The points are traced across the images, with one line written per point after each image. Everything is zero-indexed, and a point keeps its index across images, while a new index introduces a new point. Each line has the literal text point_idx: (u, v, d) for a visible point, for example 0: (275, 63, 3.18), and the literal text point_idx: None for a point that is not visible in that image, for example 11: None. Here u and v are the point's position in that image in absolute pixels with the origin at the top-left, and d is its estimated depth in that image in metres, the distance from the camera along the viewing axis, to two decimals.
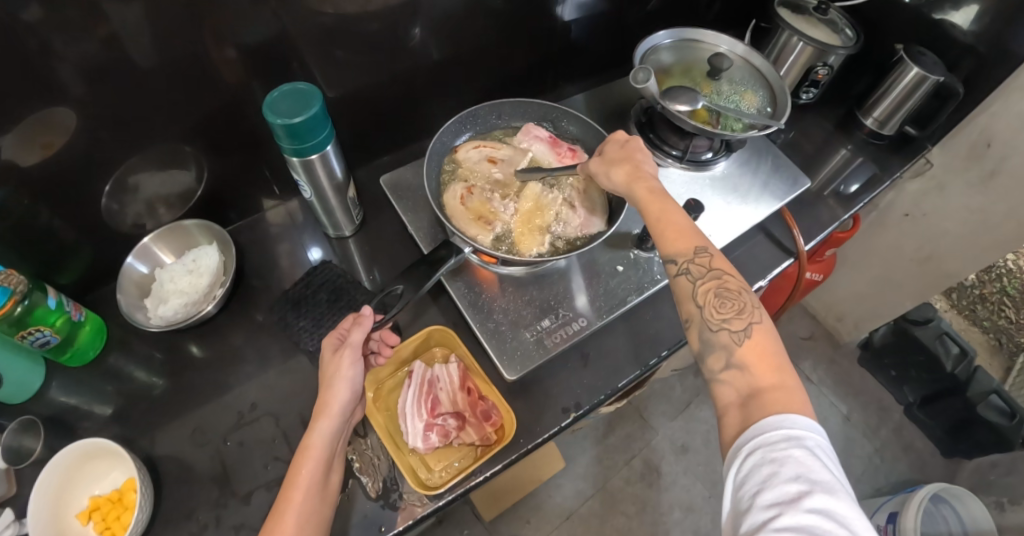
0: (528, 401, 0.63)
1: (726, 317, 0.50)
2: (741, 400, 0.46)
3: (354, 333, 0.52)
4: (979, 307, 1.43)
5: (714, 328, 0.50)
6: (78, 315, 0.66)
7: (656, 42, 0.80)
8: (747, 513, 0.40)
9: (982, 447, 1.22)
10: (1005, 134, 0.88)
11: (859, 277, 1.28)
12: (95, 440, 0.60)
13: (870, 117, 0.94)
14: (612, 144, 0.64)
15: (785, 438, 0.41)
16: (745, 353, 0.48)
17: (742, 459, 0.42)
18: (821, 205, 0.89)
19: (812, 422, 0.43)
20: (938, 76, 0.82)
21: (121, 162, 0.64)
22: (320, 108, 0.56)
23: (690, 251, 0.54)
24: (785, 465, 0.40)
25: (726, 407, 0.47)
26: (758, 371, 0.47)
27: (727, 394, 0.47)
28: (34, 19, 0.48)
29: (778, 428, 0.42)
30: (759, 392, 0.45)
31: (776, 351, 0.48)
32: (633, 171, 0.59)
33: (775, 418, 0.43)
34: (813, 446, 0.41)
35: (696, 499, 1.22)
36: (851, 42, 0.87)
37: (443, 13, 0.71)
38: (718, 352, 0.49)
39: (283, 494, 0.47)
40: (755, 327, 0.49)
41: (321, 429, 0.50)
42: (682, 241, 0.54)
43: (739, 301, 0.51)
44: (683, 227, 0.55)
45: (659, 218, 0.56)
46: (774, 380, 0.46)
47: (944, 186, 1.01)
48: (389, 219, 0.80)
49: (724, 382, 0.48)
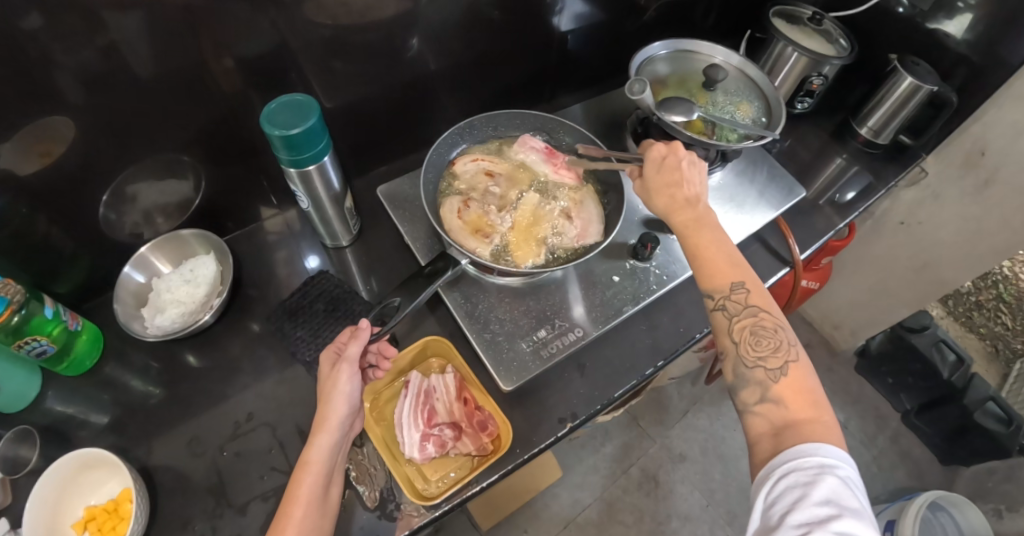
0: (524, 412, 0.63)
1: (761, 354, 0.51)
2: (774, 429, 0.47)
3: (351, 346, 0.52)
4: (975, 314, 1.43)
5: (749, 365, 0.51)
6: (75, 325, 0.66)
7: (651, 53, 0.81)
8: (776, 529, 0.41)
9: (979, 454, 1.22)
10: (998, 143, 0.89)
11: (855, 285, 1.28)
12: (92, 450, 0.59)
13: (864, 127, 0.94)
14: (651, 165, 0.62)
15: (818, 464, 0.42)
16: (781, 389, 0.49)
17: (774, 479, 0.43)
18: (816, 214, 0.90)
19: (845, 455, 0.44)
20: (932, 86, 0.83)
21: (120, 171, 0.64)
22: (316, 120, 0.57)
23: (726, 288, 0.54)
24: (818, 488, 0.41)
25: (759, 436, 0.48)
26: (794, 404, 0.48)
27: (758, 424, 0.48)
28: (34, 27, 0.48)
29: (811, 454, 0.43)
30: (794, 423, 0.47)
31: (813, 390, 0.49)
32: (672, 200, 0.59)
33: (809, 446, 0.44)
34: (844, 476, 0.42)
35: (693, 508, 1.22)
36: (845, 52, 0.87)
37: (441, 24, 0.71)
38: (753, 386, 0.50)
39: (282, 509, 0.47)
40: (791, 366, 0.50)
41: (319, 444, 0.50)
42: (721, 276, 0.54)
43: (774, 340, 0.51)
44: (723, 260, 0.55)
45: (699, 252, 0.56)
46: (810, 414, 0.47)
47: (938, 194, 1.01)
48: (386, 229, 0.80)
49: (757, 413, 0.49)
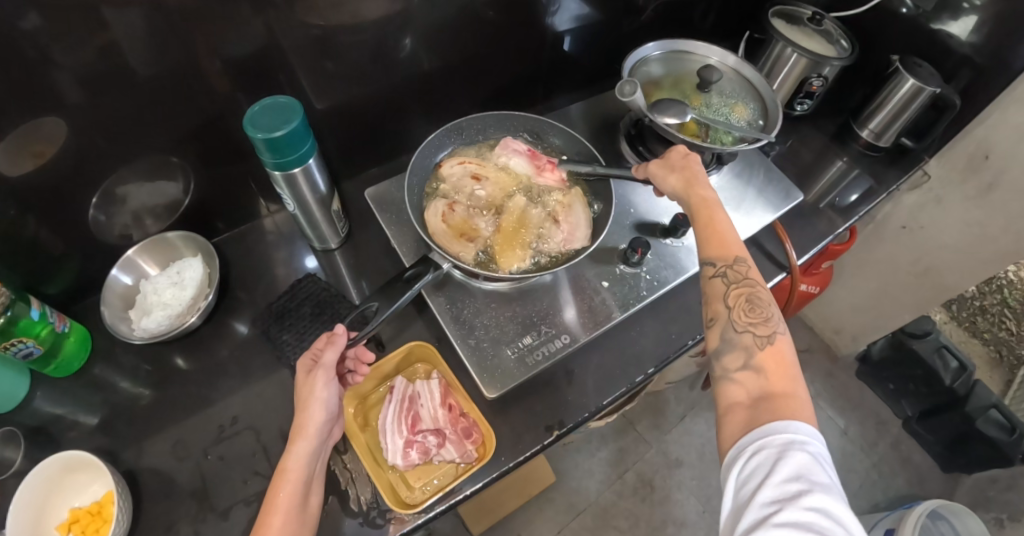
0: (509, 418, 0.62)
1: (752, 323, 0.51)
2: (751, 399, 0.46)
3: (327, 353, 0.52)
4: (979, 319, 1.41)
5: (738, 329, 0.51)
6: (63, 326, 0.66)
7: (645, 53, 0.80)
8: (747, 508, 0.40)
9: (981, 462, 1.20)
10: (1002, 147, 0.87)
11: (857, 289, 1.27)
12: (77, 453, 0.59)
13: (865, 129, 0.93)
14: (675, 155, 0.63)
15: (788, 440, 0.41)
16: (764, 358, 0.48)
17: (744, 457, 0.42)
18: (814, 218, 0.88)
19: (814, 430, 0.43)
20: (934, 88, 0.81)
21: (109, 173, 0.64)
22: (300, 122, 0.56)
23: (730, 258, 0.55)
24: (788, 464, 0.40)
25: (734, 404, 0.47)
26: (773, 375, 0.47)
27: (736, 392, 0.47)
28: (31, 27, 0.48)
29: (781, 431, 0.42)
30: (771, 394, 0.45)
31: (791, 364, 0.49)
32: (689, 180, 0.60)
33: (780, 423, 0.43)
34: (814, 451, 0.41)
35: (689, 514, 1.21)
36: (846, 53, 0.86)
37: (434, 25, 0.71)
38: (737, 352, 0.49)
39: (261, 519, 0.46)
40: (777, 337, 0.50)
41: (297, 452, 0.49)
42: (726, 247, 0.55)
43: (768, 311, 0.51)
44: (729, 236, 0.56)
45: (711, 223, 0.57)
46: (787, 386, 0.46)
47: (941, 198, 0.99)
48: (377, 232, 0.80)
49: (736, 380, 0.48)
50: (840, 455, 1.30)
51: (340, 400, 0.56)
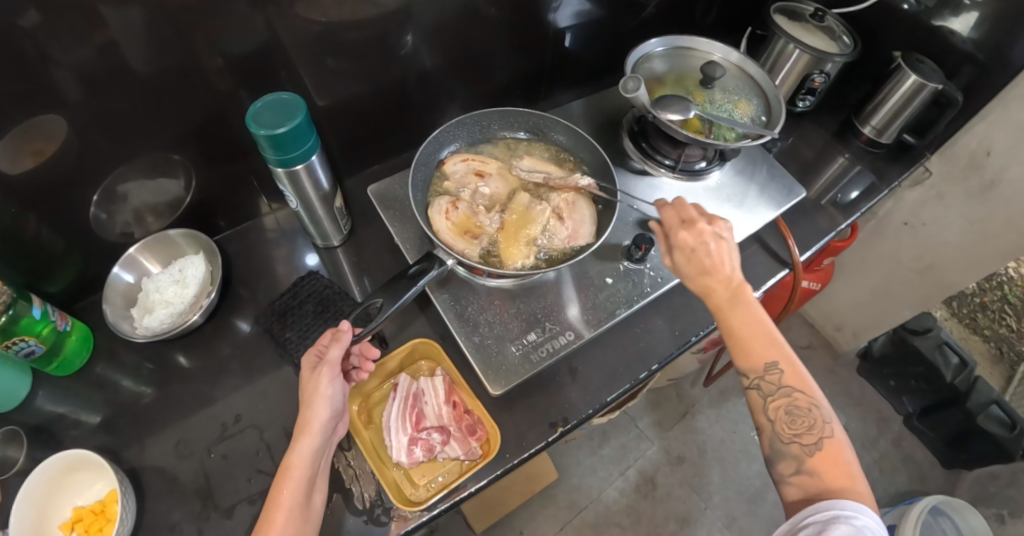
0: (514, 415, 0.62)
1: (797, 432, 0.51)
2: (809, 500, 0.48)
3: (332, 349, 0.52)
4: (979, 316, 1.42)
5: (784, 441, 0.51)
6: (64, 325, 0.66)
7: (648, 50, 0.79)
8: None
9: (981, 459, 1.20)
10: (1003, 143, 0.87)
11: (858, 286, 1.27)
12: (79, 452, 0.59)
13: (867, 126, 0.93)
14: (681, 253, 0.59)
15: (833, 514, 0.44)
16: (817, 463, 0.49)
17: (793, 533, 0.45)
18: (817, 215, 0.88)
19: (865, 508, 0.44)
20: (936, 84, 0.81)
21: (110, 171, 0.63)
22: (304, 119, 0.56)
23: (761, 367, 0.53)
24: (829, 534, 0.42)
25: (794, 506, 0.49)
26: (829, 475, 0.48)
27: (794, 496, 0.49)
28: (31, 24, 0.48)
29: (827, 507, 0.44)
30: (828, 492, 0.47)
31: (849, 461, 0.49)
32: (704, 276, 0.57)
33: (827, 501, 0.45)
34: (862, 524, 0.43)
35: (691, 511, 1.21)
36: (849, 50, 0.86)
37: (436, 22, 0.70)
38: (789, 459, 0.51)
39: (264, 518, 0.46)
40: (827, 441, 0.50)
41: (301, 449, 0.49)
42: (754, 356, 0.54)
43: (811, 417, 0.51)
44: (759, 338, 0.54)
45: (730, 329, 0.55)
46: (844, 485, 0.47)
47: (942, 195, 0.99)
48: (378, 229, 0.80)
49: (794, 483, 0.50)
50: None
51: (345, 397, 0.56)
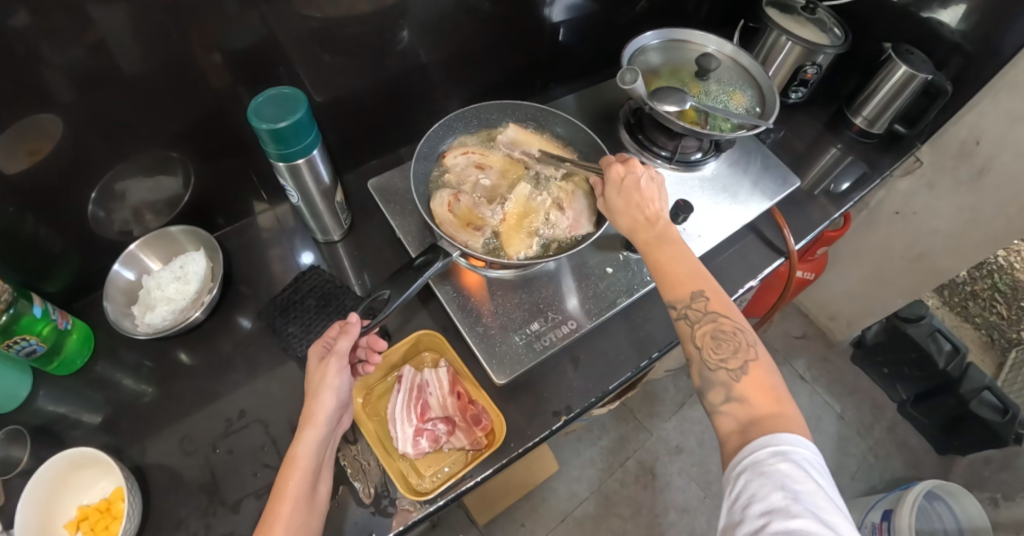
0: (518, 405, 0.62)
1: (723, 357, 0.51)
2: (741, 428, 0.47)
3: (340, 341, 0.52)
4: (970, 303, 1.44)
5: (712, 368, 0.51)
6: (65, 323, 0.66)
7: (643, 43, 0.80)
8: (742, 523, 0.42)
9: (974, 444, 1.22)
10: (993, 132, 0.88)
11: (851, 275, 1.28)
12: (84, 449, 0.58)
13: (859, 117, 0.94)
14: (611, 187, 0.60)
15: (772, 453, 0.43)
16: (744, 388, 0.49)
17: (736, 478, 0.44)
18: (811, 204, 0.89)
19: (801, 438, 0.44)
20: (926, 74, 0.83)
21: (109, 168, 0.63)
22: (305, 113, 0.56)
23: (686, 295, 0.54)
24: (772, 477, 0.42)
25: (727, 435, 0.48)
26: (757, 401, 0.48)
27: (726, 423, 0.48)
28: (24, 23, 0.48)
29: (765, 446, 0.44)
30: (759, 420, 0.47)
31: (775, 385, 0.49)
32: (630, 211, 0.59)
33: (765, 438, 0.45)
34: (800, 459, 0.43)
35: (691, 500, 1.22)
36: (839, 41, 0.87)
37: (432, 17, 0.71)
38: (717, 387, 0.50)
39: (270, 506, 0.46)
40: (752, 364, 0.50)
41: (307, 439, 0.49)
42: (681, 284, 0.54)
43: (735, 342, 0.52)
44: (682, 267, 0.55)
45: (657, 263, 0.56)
46: (771, 409, 0.47)
47: (933, 184, 1.01)
48: (378, 223, 0.80)
49: (725, 412, 0.49)
50: (836, 439, 1.33)
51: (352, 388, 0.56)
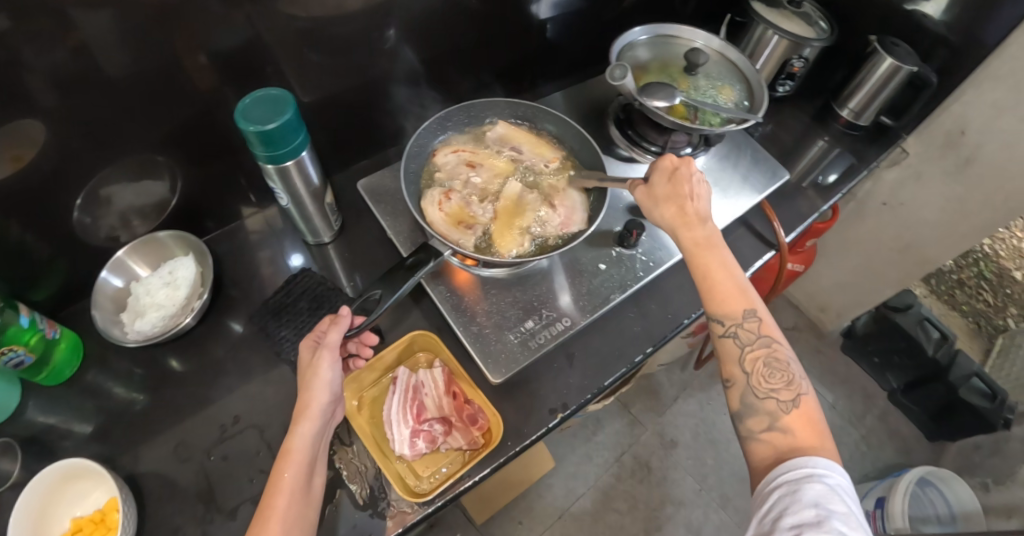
0: (514, 403, 0.62)
1: (774, 387, 0.51)
2: (777, 455, 0.47)
3: (331, 334, 0.53)
4: (957, 292, 1.47)
5: (760, 395, 0.51)
6: (53, 333, 0.65)
7: (632, 38, 0.80)
8: (770, 535, 0.42)
9: (964, 430, 1.24)
10: (979, 121, 0.89)
11: (840, 266, 1.29)
12: (76, 461, 0.57)
13: (845, 109, 0.95)
14: (660, 173, 0.60)
15: (807, 472, 0.44)
16: (791, 420, 0.49)
17: (766, 493, 0.45)
18: (800, 196, 0.90)
19: (836, 465, 0.45)
20: (911, 66, 0.83)
21: (93, 173, 0.62)
22: (293, 114, 0.55)
23: (738, 315, 0.53)
24: (804, 492, 0.43)
25: (762, 462, 0.48)
26: (802, 433, 0.48)
27: (763, 451, 0.48)
28: (4, 28, 0.47)
29: (801, 465, 0.45)
30: (798, 449, 0.47)
31: (820, 422, 0.50)
32: (681, 217, 0.58)
33: (800, 459, 0.45)
34: (835, 482, 0.43)
35: (687, 493, 1.23)
36: (825, 34, 0.87)
37: (419, 16, 0.71)
38: (761, 415, 0.50)
39: (265, 500, 0.46)
40: (803, 398, 0.50)
41: (302, 432, 0.49)
42: (732, 302, 0.54)
43: (786, 374, 0.52)
44: (734, 286, 0.55)
45: (706, 274, 0.55)
46: (816, 442, 0.47)
47: (920, 175, 1.02)
48: (369, 224, 0.79)
49: (763, 440, 0.49)
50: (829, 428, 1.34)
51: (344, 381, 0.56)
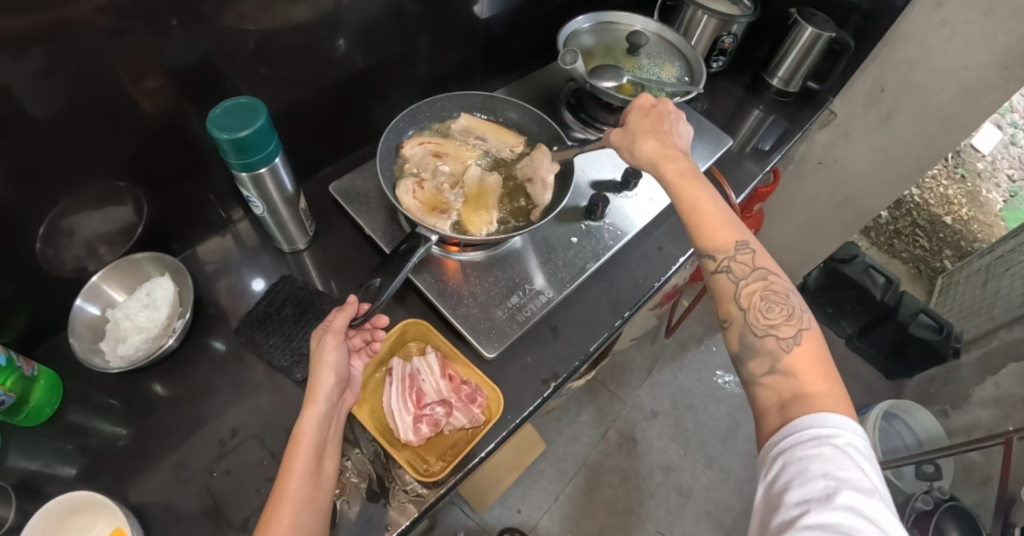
0: (508, 378, 0.65)
1: (773, 322, 0.51)
2: (782, 403, 0.47)
3: (338, 318, 0.55)
4: (895, 241, 1.61)
5: (759, 332, 0.51)
6: (31, 371, 0.63)
7: (575, 27, 0.85)
8: (778, 509, 0.42)
9: (918, 365, 1.34)
10: (894, 78, 0.98)
11: (786, 228, 1.37)
12: (83, 493, 0.56)
13: (775, 78, 1.02)
14: (637, 113, 0.64)
15: (815, 436, 0.43)
16: (793, 361, 0.48)
17: (771, 461, 0.45)
18: (744, 161, 0.97)
19: (847, 421, 0.43)
20: (830, 33, 0.92)
21: (56, 203, 0.61)
22: (265, 121, 0.56)
23: (731, 248, 0.54)
24: (813, 463, 0.42)
25: (767, 409, 0.48)
26: (805, 375, 0.47)
27: (768, 398, 0.48)
28: None
29: (809, 426, 0.43)
30: (803, 395, 0.46)
31: (824, 359, 0.49)
32: (662, 152, 0.60)
33: (807, 418, 0.44)
34: (843, 444, 0.42)
35: (673, 459, 1.27)
36: (749, 11, 0.94)
37: (369, 21, 0.73)
38: (761, 358, 0.50)
39: (277, 484, 0.47)
40: (804, 334, 0.50)
41: (309, 416, 0.50)
42: (722, 237, 0.54)
43: (784, 308, 0.51)
44: (720, 218, 0.55)
45: (695, 206, 0.56)
46: (822, 385, 0.47)
47: (849, 132, 1.10)
48: (340, 227, 0.81)
49: (766, 385, 0.49)
50: None
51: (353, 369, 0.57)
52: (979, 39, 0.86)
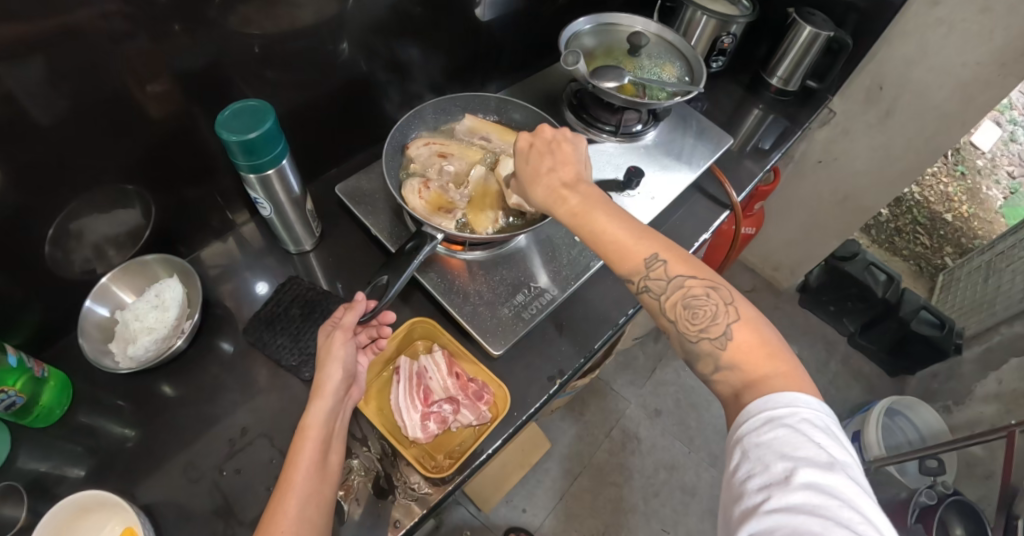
0: (514, 375, 0.66)
1: (702, 325, 0.50)
2: (736, 393, 0.48)
3: (348, 317, 0.56)
4: (896, 239, 1.62)
5: (693, 339, 0.50)
6: (41, 372, 0.64)
7: (577, 28, 0.86)
8: (742, 498, 0.42)
9: (920, 361, 1.35)
10: (893, 75, 0.99)
11: (787, 226, 1.38)
12: (95, 493, 0.56)
13: (774, 77, 1.03)
14: (521, 157, 0.61)
15: (767, 418, 0.43)
16: (731, 355, 0.48)
17: (732, 450, 0.45)
18: (744, 159, 0.97)
19: (799, 397, 0.44)
20: (828, 32, 0.92)
21: (65, 206, 0.62)
22: (273, 123, 0.57)
23: (642, 266, 0.52)
24: (769, 447, 0.42)
25: (727, 401, 0.49)
26: (748, 364, 0.47)
27: (724, 391, 0.49)
28: None
29: (761, 411, 0.44)
30: (752, 382, 0.46)
31: (768, 341, 0.48)
32: (552, 189, 0.58)
33: (759, 402, 0.45)
34: (797, 422, 0.42)
35: (677, 457, 1.28)
36: (748, 11, 0.95)
37: (373, 24, 0.74)
38: (705, 358, 0.50)
39: (284, 476, 0.48)
40: (733, 327, 0.49)
41: (315, 410, 0.51)
42: (629, 259, 0.53)
43: (710, 308, 0.50)
44: (623, 240, 0.53)
45: (599, 234, 0.54)
46: (767, 367, 0.47)
47: (848, 130, 1.11)
48: (346, 228, 0.81)
49: (718, 381, 0.49)
50: None
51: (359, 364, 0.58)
52: (976, 37, 0.87)
